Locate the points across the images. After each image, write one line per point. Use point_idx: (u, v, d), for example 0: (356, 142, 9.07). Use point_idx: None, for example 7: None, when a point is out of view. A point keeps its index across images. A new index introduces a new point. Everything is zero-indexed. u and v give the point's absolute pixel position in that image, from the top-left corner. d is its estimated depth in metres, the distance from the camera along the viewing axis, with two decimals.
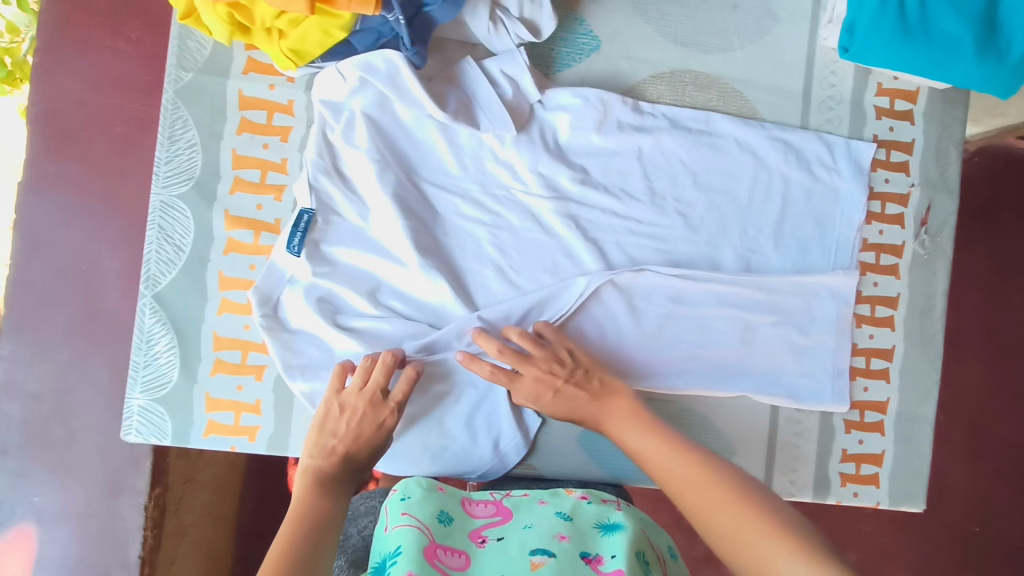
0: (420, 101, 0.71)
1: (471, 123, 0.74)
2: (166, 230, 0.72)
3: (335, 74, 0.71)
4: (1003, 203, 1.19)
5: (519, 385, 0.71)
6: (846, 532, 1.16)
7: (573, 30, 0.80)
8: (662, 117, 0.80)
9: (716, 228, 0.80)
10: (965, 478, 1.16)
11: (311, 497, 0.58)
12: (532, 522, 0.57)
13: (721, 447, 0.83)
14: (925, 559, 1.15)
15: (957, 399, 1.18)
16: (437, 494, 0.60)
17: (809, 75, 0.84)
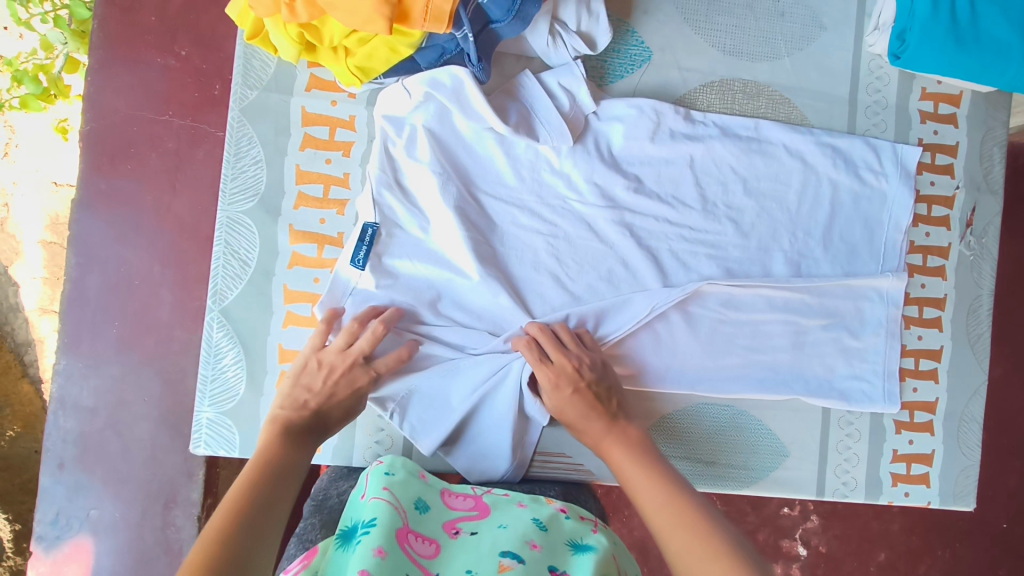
0: (482, 114, 0.72)
1: (531, 134, 0.75)
2: (232, 245, 0.73)
3: (401, 91, 0.72)
4: None
5: (544, 368, 0.69)
6: (877, 532, 1.14)
7: (626, 41, 0.82)
8: (713, 125, 0.81)
9: (768, 233, 0.80)
10: (999, 476, 1.15)
11: (275, 445, 0.59)
12: (507, 522, 0.60)
13: (775, 449, 0.82)
14: (959, 558, 1.15)
15: (1001, 400, 1.14)
16: (417, 483, 0.64)
17: (855, 82, 0.85)
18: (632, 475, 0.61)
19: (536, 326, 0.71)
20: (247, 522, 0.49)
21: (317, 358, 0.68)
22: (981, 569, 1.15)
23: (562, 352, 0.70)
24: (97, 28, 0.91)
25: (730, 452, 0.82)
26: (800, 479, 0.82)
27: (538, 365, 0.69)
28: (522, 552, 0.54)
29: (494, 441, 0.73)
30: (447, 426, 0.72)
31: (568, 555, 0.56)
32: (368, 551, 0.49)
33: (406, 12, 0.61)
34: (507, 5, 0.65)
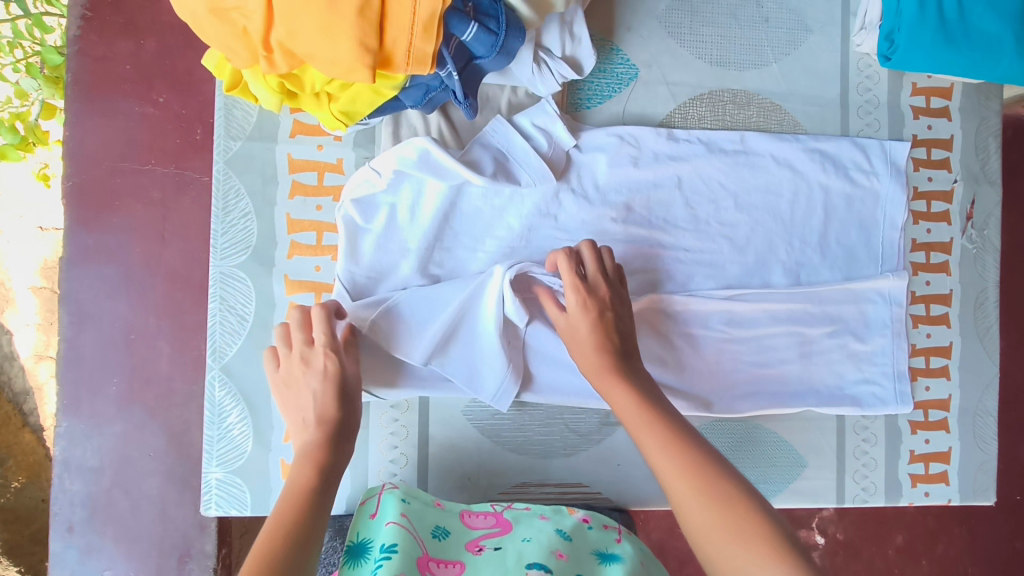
0: (457, 172, 0.70)
1: (512, 180, 0.73)
2: (228, 301, 0.72)
3: (368, 172, 0.70)
4: None
5: (580, 284, 0.67)
6: (893, 516, 1.14)
7: (611, 60, 0.81)
8: (698, 142, 0.79)
9: (764, 246, 0.80)
10: (1009, 449, 1.15)
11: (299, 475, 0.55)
12: (530, 535, 0.59)
13: (791, 460, 0.82)
14: (974, 533, 1.15)
15: (1007, 374, 1.14)
16: (433, 511, 0.64)
17: (845, 83, 0.84)
18: (631, 414, 0.58)
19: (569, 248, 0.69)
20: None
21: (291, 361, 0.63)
22: (997, 544, 1.15)
23: (598, 275, 0.68)
24: (72, 80, 0.89)
25: (746, 464, 0.81)
26: (819, 488, 0.82)
27: (572, 278, 0.67)
28: (548, 562, 0.53)
29: (484, 340, 0.71)
30: (435, 330, 0.69)
31: (595, 565, 0.56)
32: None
33: (388, 57, 0.59)
34: (490, 42, 0.62)
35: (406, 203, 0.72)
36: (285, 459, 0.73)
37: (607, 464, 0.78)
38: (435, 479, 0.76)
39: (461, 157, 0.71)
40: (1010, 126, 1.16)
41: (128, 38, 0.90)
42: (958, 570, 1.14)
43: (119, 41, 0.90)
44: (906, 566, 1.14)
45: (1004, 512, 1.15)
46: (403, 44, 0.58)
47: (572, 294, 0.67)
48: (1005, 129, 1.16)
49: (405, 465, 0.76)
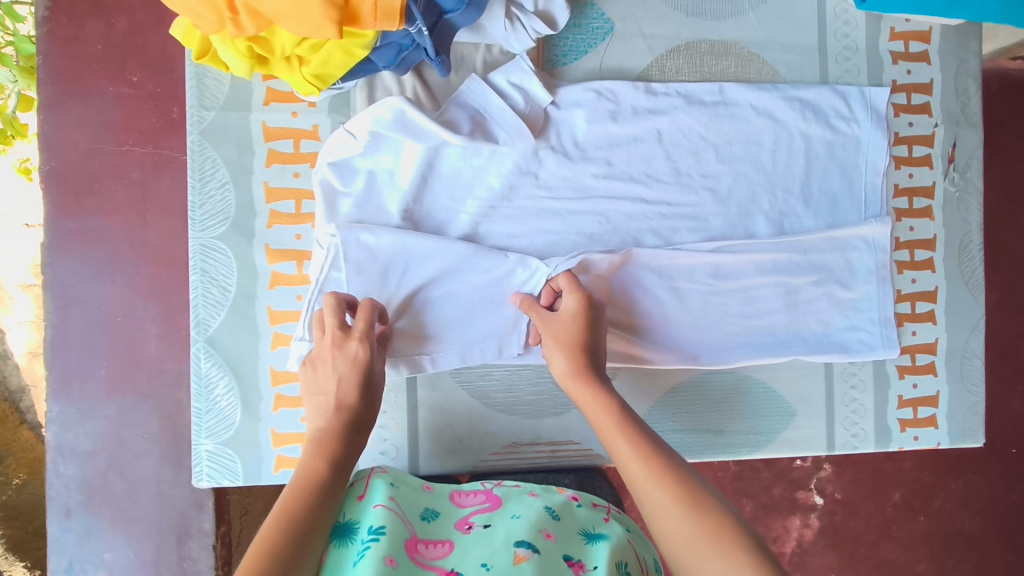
0: (433, 134, 0.69)
1: (489, 138, 0.72)
2: (210, 272, 0.71)
3: (345, 133, 0.70)
4: (1006, 127, 1.17)
5: (574, 292, 0.68)
6: (890, 472, 1.15)
7: (586, 15, 0.78)
8: (676, 94, 0.79)
9: (746, 197, 0.80)
10: (1001, 402, 1.16)
11: (310, 468, 0.55)
12: (519, 511, 0.59)
13: (783, 409, 0.82)
14: (968, 487, 1.16)
15: (995, 327, 1.16)
16: (421, 495, 0.64)
17: (822, 29, 0.83)
18: (610, 428, 0.59)
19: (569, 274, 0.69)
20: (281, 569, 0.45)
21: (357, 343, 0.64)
22: (994, 495, 1.16)
23: (573, 287, 0.68)
24: (44, 64, 0.88)
25: (736, 417, 0.81)
26: (810, 437, 0.82)
27: (567, 289, 0.68)
28: (536, 541, 0.53)
29: (467, 303, 0.73)
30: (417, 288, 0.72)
31: (581, 544, 0.56)
32: (379, 561, 0.49)
33: (355, 13, 0.58)
34: None
35: (386, 168, 0.72)
36: (274, 428, 0.72)
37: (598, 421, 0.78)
38: (426, 443, 0.76)
39: (438, 117, 0.70)
40: (995, 79, 1.17)
41: (98, 19, 0.89)
42: (955, 523, 1.16)
43: (89, 22, 0.89)
44: (904, 520, 1.15)
45: (1000, 463, 1.16)
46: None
47: (570, 301, 0.68)
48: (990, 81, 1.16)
49: (397, 429, 0.75)
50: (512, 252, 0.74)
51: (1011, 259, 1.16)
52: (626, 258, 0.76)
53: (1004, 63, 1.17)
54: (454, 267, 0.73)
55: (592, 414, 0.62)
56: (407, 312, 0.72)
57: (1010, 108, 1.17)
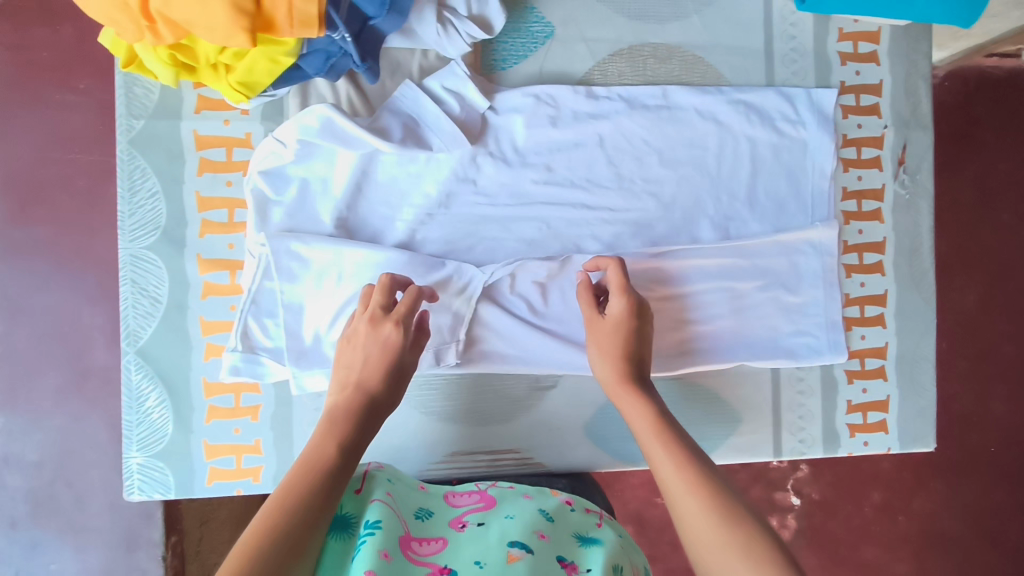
0: (362, 141, 0.68)
1: (422, 144, 0.70)
2: (139, 282, 0.70)
3: (273, 141, 0.68)
4: (981, 125, 1.20)
5: (624, 295, 0.67)
6: (869, 473, 1.17)
7: (525, 19, 0.77)
8: (618, 98, 0.78)
9: (691, 202, 0.79)
10: (978, 400, 1.19)
11: (320, 448, 0.54)
12: (513, 511, 0.58)
13: (728, 417, 0.81)
14: (950, 487, 1.18)
15: (969, 325, 1.20)
16: (416, 494, 0.63)
17: (768, 31, 0.82)
18: (645, 430, 0.58)
19: (616, 258, 0.70)
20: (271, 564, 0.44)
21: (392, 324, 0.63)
22: (974, 495, 1.17)
23: (626, 293, 0.67)
24: None
25: (682, 423, 0.80)
26: (758, 443, 0.81)
27: (619, 290, 0.67)
28: (530, 542, 0.53)
29: None
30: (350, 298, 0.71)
31: (574, 546, 0.55)
32: (374, 554, 0.49)
33: (269, 21, 0.57)
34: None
35: (319, 176, 0.71)
36: (207, 440, 0.71)
37: (541, 429, 0.77)
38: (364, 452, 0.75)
39: (370, 124, 0.69)
40: (964, 79, 1.20)
41: (43, 25, 0.88)
42: (935, 523, 1.17)
43: (33, 27, 0.88)
44: (883, 521, 1.17)
45: (980, 463, 1.18)
46: (283, 6, 0.56)
47: (619, 304, 0.67)
48: (962, 82, 1.20)
49: None
50: (449, 258, 0.74)
51: (989, 258, 1.20)
52: (565, 264, 0.75)
53: (981, 62, 1.20)
54: (389, 276, 0.72)
55: (631, 419, 0.60)
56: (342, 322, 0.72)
57: (985, 105, 1.20)
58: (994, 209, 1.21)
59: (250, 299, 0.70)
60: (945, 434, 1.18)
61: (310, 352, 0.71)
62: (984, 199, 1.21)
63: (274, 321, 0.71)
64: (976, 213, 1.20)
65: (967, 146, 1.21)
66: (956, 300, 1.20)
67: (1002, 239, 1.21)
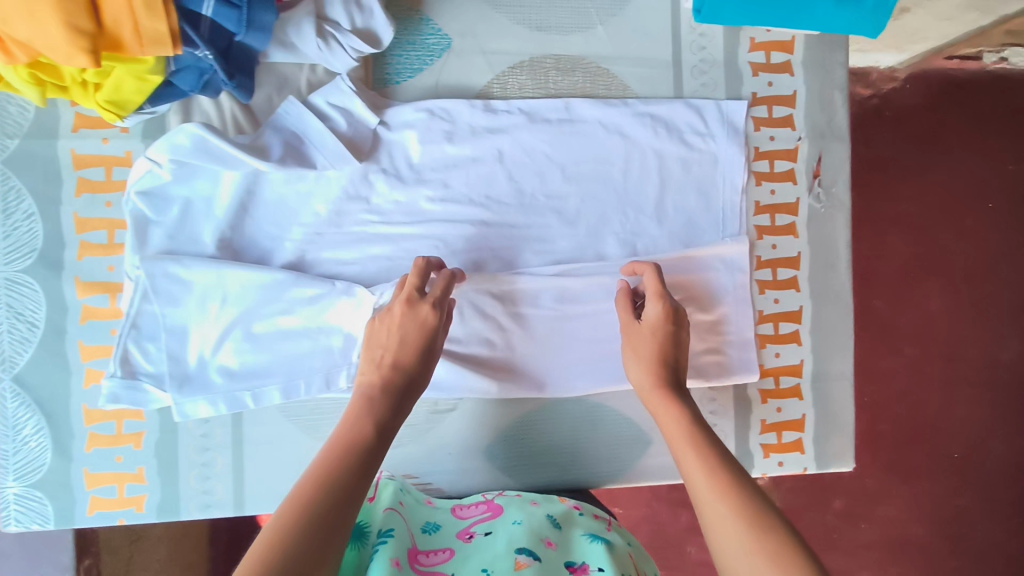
0: (239, 159, 0.65)
1: (306, 162, 0.68)
2: (14, 307, 0.68)
3: (147, 161, 0.66)
4: (947, 127, 1.21)
5: (654, 299, 0.68)
6: (831, 480, 1.19)
7: (420, 31, 0.75)
8: (517, 112, 0.75)
9: (596, 218, 0.77)
10: (940, 403, 1.21)
11: (357, 424, 0.54)
12: (520, 518, 0.63)
13: (636, 438, 0.79)
14: (914, 490, 1.20)
15: (932, 332, 1.22)
16: (424, 507, 0.68)
17: (677, 42, 0.79)
18: (683, 430, 0.58)
19: (654, 264, 0.72)
20: (311, 535, 0.43)
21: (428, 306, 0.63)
22: (939, 497, 1.20)
23: (659, 298, 0.68)
24: None
25: (588, 445, 0.78)
26: (668, 466, 0.79)
27: (653, 294, 0.69)
28: (538, 550, 0.56)
29: (290, 334, 0.71)
30: (233, 322, 0.70)
31: (584, 546, 0.59)
32: (386, 562, 0.53)
33: (116, 39, 0.54)
34: (234, 17, 0.58)
35: (203, 196, 0.69)
36: (88, 468, 0.70)
37: (439, 454, 0.77)
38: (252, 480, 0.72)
39: (249, 142, 0.67)
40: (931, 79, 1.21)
41: None
42: (900, 527, 1.20)
43: None
44: (845, 528, 1.19)
45: (944, 466, 1.20)
46: (128, 24, 0.53)
47: (653, 308, 0.68)
48: (926, 82, 1.21)
49: (221, 467, 0.72)
50: (341, 280, 0.72)
51: (951, 264, 1.22)
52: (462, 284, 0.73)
53: (943, 63, 1.21)
54: (273, 298, 0.70)
55: (665, 421, 0.60)
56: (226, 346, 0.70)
57: (948, 108, 1.21)
58: (959, 214, 1.22)
59: (130, 323, 0.68)
60: (913, 439, 1.20)
61: (193, 378, 0.69)
62: (950, 205, 1.22)
63: (157, 345, 0.69)
64: (934, 218, 1.22)
65: (927, 148, 1.22)
66: (923, 307, 1.22)
67: (966, 244, 1.22)
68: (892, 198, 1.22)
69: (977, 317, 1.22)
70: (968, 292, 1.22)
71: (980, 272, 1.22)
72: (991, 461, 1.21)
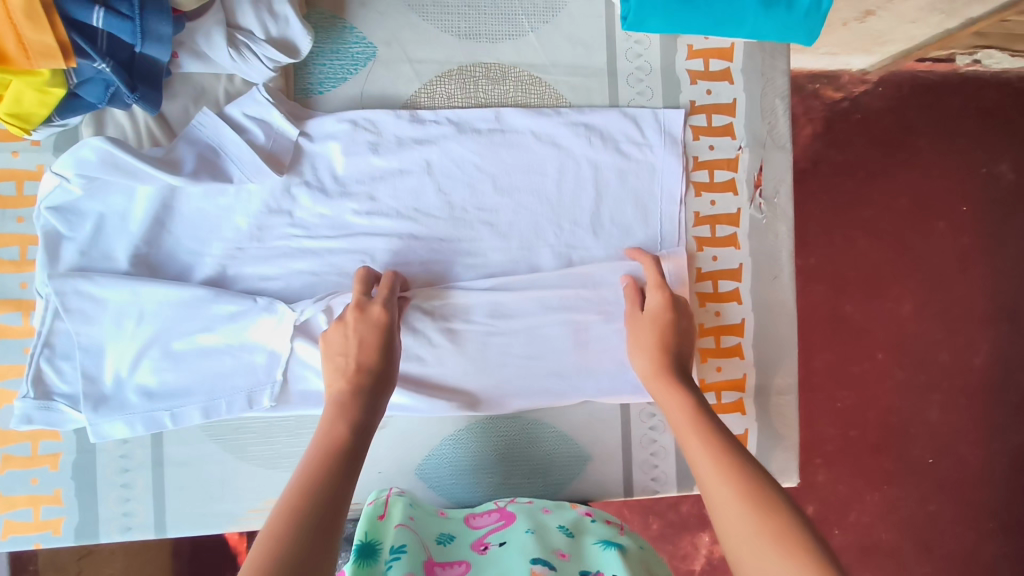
0: (152, 175, 0.64)
1: (221, 177, 0.67)
2: None
3: (55, 176, 0.64)
4: (915, 131, 1.19)
5: (656, 290, 0.70)
6: (804, 486, 1.18)
7: (344, 39, 0.74)
8: (446, 122, 0.74)
9: (529, 230, 0.75)
10: (907, 408, 1.19)
11: (332, 428, 0.54)
12: (533, 528, 0.63)
13: (573, 456, 0.77)
14: (885, 496, 1.18)
15: (901, 336, 1.20)
16: (436, 521, 0.68)
17: (612, 50, 0.78)
18: (682, 424, 0.57)
19: (654, 255, 0.73)
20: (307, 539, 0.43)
21: (372, 308, 0.64)
22: (909, 503, 1.18)
23: (660, 288, 0.70)
24: None
25: (523, 463, 0.77)
26: (606, 483, 0.77)
27: (653, 286, 0.70)
28: (552, 557, 0.56)
29: (212, 352, 0.68)
30: (151, 341, 0.67)
31: (596, 554, 0.58)
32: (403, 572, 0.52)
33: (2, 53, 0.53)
34: (127, 28, 0.56)
35: (117, 211, 0.67)
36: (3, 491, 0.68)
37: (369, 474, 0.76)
38: (173, 499, 0.70)
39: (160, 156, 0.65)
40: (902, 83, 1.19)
41: None
42: (872, 534, 1.18)
43: None
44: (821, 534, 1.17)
45: (915, 471, 1.19)
46: (11, 37, 0.53)
47: (655, 298, 0.69)
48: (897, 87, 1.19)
49: (140, 488, 0.70)
50: (264, 295, 0.70)
51: (924, 268, 1.20)
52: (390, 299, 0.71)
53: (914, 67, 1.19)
54: (193, 316, 0.68)
55: (669, 412, 0.60)
56: (144, 366, 0.67)
57: (914, 112, 1.19)
58: (930, 216, 1.20)
59: (44, 342, 0.66)
60: (882, 445, 1.18)
61: (109, 398, 0.67)
62: (920, 209, 1.20)
63: (71, 364, 0.67)
64: (903, 222, 1.20)
65: (895, 153, 1.20)
66: (892, 311, 1.19)
67: (936, 247, 1.20)
68: (863, 202, 1.19)
69: (948, 320, 1.20)
70: (940, 295, 1.20)
71: (951, 275, 1.20)
72: (961, 466, 1.19)
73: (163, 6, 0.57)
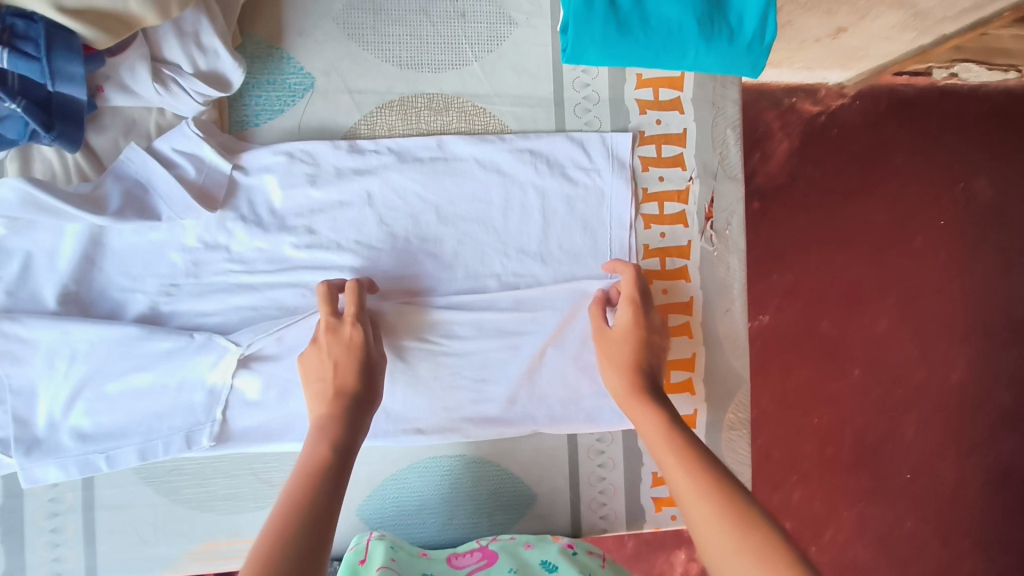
0: (75, 216, 0.61)
1: (150, 214, 0.65)
2: None
3: None
4: (893, 148, 1.17)
5: (631, 304, 0.68)
6: (778, 507, 1.15)
7: (282, 70, 0.72)
8: (387, 152, 0.72)
9: (475, 260, 0.73)
10: (883, 428, 1.17)
11: (314, 446, 0.53)
12: (516, 567, 0.62)
13: (519, 496, 0.75)
14: (861, 515, 1.16)
15: (877, 355, 1.17)
16: (419, 561, 0.66)
17: (558, 80, 0.76)
18: (654, 437, 0.56)
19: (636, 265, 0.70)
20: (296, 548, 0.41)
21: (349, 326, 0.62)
22: (885, 523, 1.16)
23: (637, 304, 0.68)
24: None
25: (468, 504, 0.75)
26: (554, 521, 0.76)
27: (629, 303, 0.68)
28: None
29: (149, 391, 0.66)
30: (85, 382, 0.65)
31: None
32: None
33: None
34: (36, 69, 0.55)
35: (45, 248, 0.65)
36: None
37: None
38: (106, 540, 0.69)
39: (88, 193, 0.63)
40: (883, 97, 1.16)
41: None
42: (847, 554, 1.16)
43: None
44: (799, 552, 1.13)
45: (892, 490, 1.17)
46: None
47: (626, 314, 0.67)
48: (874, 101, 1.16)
49: (70, 533, 0.68)
50: (201, 331, 0.67)
51: (901, 284, 1.17)
52: None
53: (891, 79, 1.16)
54: (128, 356, 0.65)
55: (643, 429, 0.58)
56: (76, 409, 0.65)
57: (893, 126, 1.16)
58: (908, 228, 1.17)
59: None
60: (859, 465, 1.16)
61: (42, 442, 0.64)
62: (896, 221, 1.17)
63: (3, 408, 0.64)
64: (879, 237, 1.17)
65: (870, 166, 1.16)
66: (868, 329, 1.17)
67: (914, 264, 1.17)
68: (838, 216, 1.16)
69: (924, 337, 1.18)
70: (916, 311, 1.18)
71: (928, 292, 1.18)
72: (936, 484, 1.18)
73: (73, 49, 0.56)
